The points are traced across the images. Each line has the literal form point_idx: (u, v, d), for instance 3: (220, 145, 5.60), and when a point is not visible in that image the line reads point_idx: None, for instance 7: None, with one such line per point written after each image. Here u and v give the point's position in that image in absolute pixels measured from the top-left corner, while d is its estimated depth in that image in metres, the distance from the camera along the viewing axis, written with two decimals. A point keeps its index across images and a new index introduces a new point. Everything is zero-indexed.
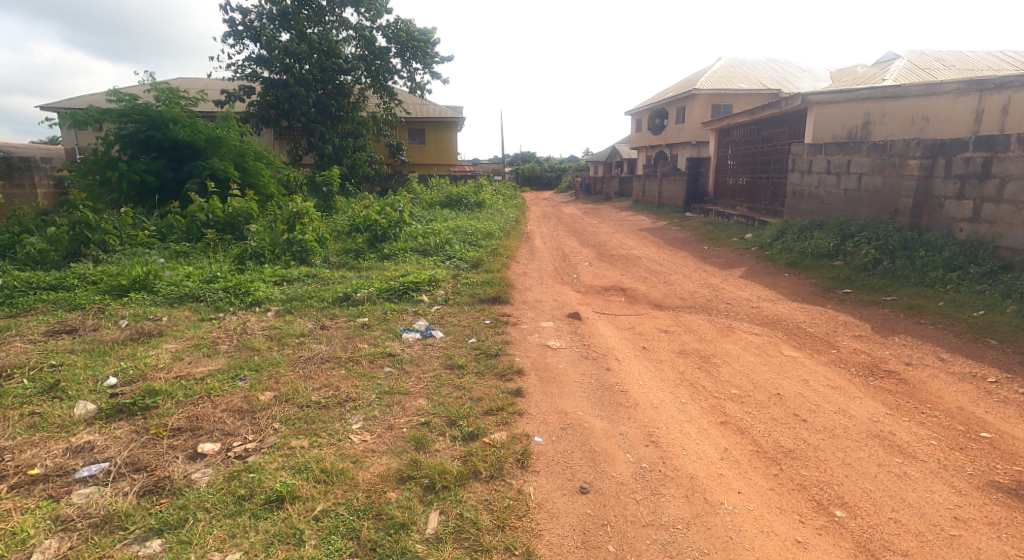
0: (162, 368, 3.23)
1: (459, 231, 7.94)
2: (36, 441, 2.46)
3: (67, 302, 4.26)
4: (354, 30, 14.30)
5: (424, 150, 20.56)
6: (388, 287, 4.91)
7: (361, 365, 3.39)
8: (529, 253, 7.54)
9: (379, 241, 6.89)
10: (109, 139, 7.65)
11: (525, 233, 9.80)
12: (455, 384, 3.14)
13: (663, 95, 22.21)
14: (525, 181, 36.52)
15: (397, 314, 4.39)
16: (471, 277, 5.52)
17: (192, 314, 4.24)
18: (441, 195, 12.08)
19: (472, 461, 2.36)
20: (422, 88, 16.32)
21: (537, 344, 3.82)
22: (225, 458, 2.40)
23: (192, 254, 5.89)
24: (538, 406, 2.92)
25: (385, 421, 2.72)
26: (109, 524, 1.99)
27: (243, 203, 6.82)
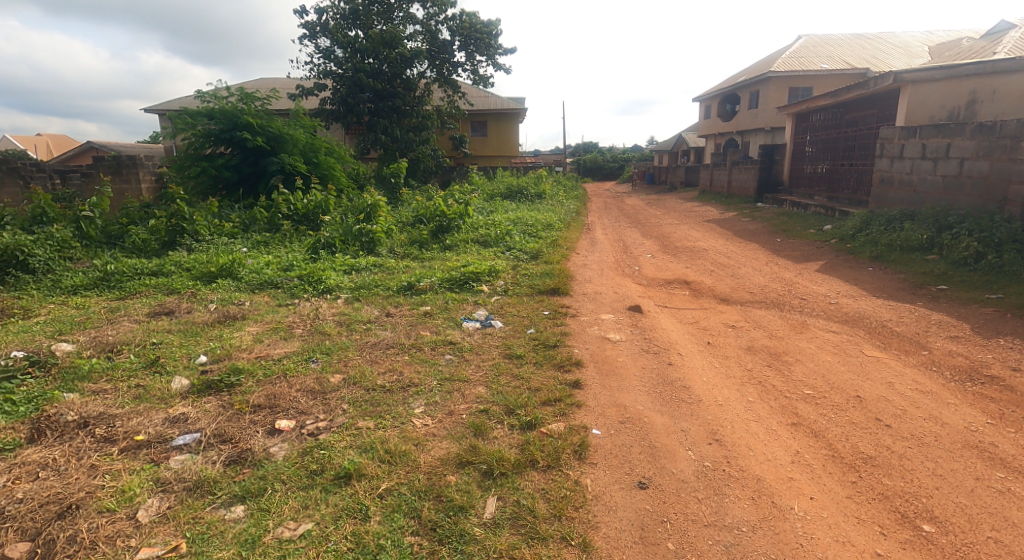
0: (245, 349, 3.51)
1: (520, 222, 8.01)
2: (140, 410, 2.74)
3: (164, 287, 4.67)
4: (420, 24, 14.66)
5: (486, 142, 20.79)
6: (450, 277, 5.05)
7: (423, 351, 3.53)
8: (589, 244, 7.52)
9: (443, 231, 7.08)
10: (200, 136, 8.26)
11: (586, 224, 9.76)
12: (513, 373, 3.22)
13: (734, 80, 21.33)
14: (587, 171, 36.15)
15: (458, 303, 4.51)
16: (530, 268, 5.57)
17: (271, 300, 4.54)
18: (502, 187, 12.20)
19: (530, 450, 2.43)
20: (485, 80, 16.51)
21: (597, 337, 3.83)
22: (299, 435, 2.58)
23: (271, 243, 6.29)
24: (596, 398, 2.95)
25: (447, 407, 2.83)
26: (200, 489, 2.20)
27: (317, 196, 7.29)
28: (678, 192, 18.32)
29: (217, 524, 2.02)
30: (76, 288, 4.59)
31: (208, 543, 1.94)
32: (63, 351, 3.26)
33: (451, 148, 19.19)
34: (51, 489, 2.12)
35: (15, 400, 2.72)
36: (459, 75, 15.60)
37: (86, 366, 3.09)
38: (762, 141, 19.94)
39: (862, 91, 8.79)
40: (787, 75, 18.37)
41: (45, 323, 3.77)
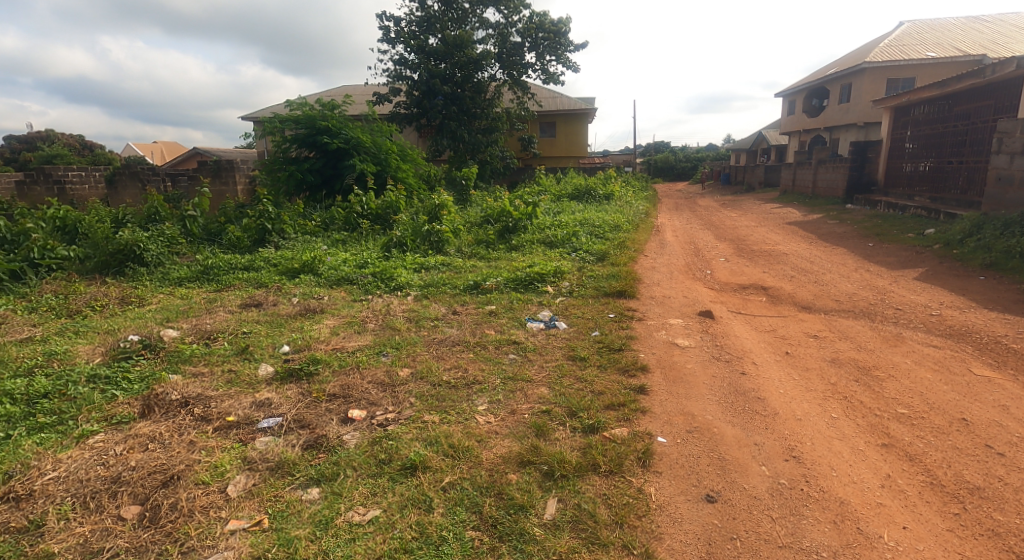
0: (322, 340, 3.73)
1: (587, 224, 7.97)
2: (231, 393, 2.99)
3: (253, 281, 5.04)
4: (492, 27, 14.91)
5: (555, 142, 20.79)
6: (515, 277, 5.12)
7: (487, 350, 3.62)
8: (659, 247, 7.37)
9: (510, 232, 7.16)
10: (287, 141, 8.83)
11: (656, 226, 9.56)
12: (577, 375, 3.24)
13: (822, 73, 20.14)
14: (657, 171, 35.32)
15: (523, 303, 4.58)
16: (596, 270, 5.56)
17: (347, 295, 4.80)
18: (570, 187, 12.17)
19: (592, 454, 2.44)
20: (555, 81, 16.55)
21: (665, 342, 3.77)
22: (370, 425, 2.72)
23: (348, 242, 6.62)
24: (662, 404, 2.92)
25: (510, 405, 2.90)
26: (281, 469, 2.37)
27: (390, 197, 7.58)
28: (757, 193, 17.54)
29: (295, 504, 2.17)
30: (181, 280, 5.05)
31: (287, 521, 2.09)
32: (169, 337, 3.60)
33: (520, 149, 19.34)
34: (157, 460, 2.36)
35: (128, 380, 3.04)
36: (529, 77, 15.74)
37: (188, 351, 3.40)
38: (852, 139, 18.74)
39: (976, 81, 8.07)
40: (884, 66, 17.15)
41: (154, 311, 4.18)
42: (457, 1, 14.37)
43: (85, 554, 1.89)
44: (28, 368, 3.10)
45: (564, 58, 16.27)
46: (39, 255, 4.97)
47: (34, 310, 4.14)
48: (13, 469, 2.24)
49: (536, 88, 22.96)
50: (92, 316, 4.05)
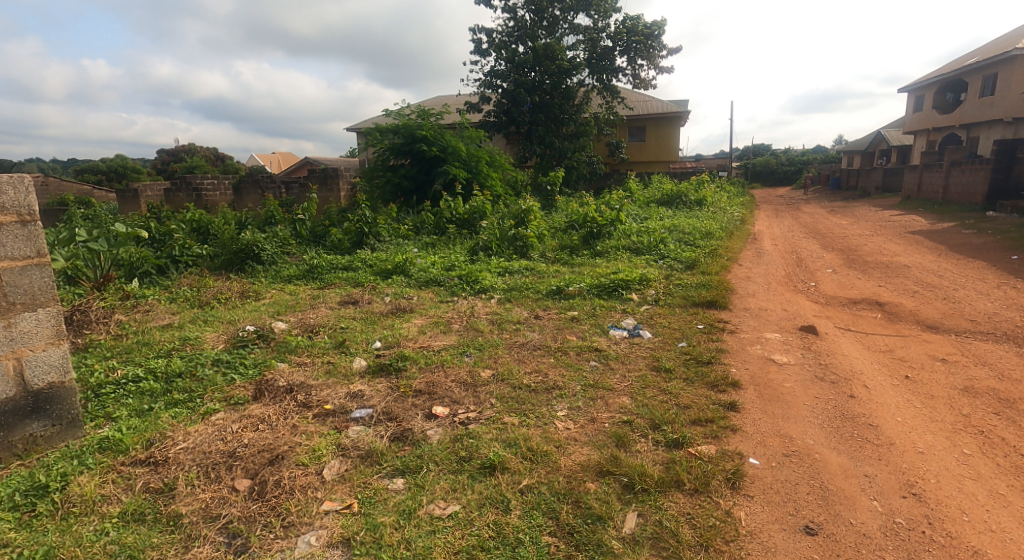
0: (410, 338, 3.93)
1: (677, 230, 7.76)
2: (330, 383, 3.23)
3: (351, 280, 5.39)
4: (583, 33, 14.94)
5: (645, 148, 20.38)
6: (599, 283, 5.10)
7: (568, 356, 3.64)
8: (755, 256, 7.02)
9: (594, 238, 7.12)
10: (385, 149, 9.36)
11: (753, 234, 9.11)
12: (661, 387, 3.18)
13: (959, 65, 18.27)
14: (756, 176, 33.53)
15: (606, 310, 4.55)
16: (684, 278, 5.41)
17: (435, 296, 5.01)
18: (659, 193, 11.89)
19: (675, 470, 2.40)
20: (646, 85, 16.27)
21: (759, 357, 3.61)
22: (452, 422, 2.84)
23: (438, 245, 6.90)
24: (753, 424, 2.80)
25: (589, 413, 2.91)
26: (370, 458, 2.54)
27: (478, 202, 7.79)
28: (873, 199, 16.14)
29: (382, 492, 2.32)
30: (290, 277, 5.51)
31: (374, 507, 2.23)
32: (280, 329, 3.95)
33: (608, 154, 19.14)
34: (265, 439, 2.60)
35: (245, 365, 3.38)
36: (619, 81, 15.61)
37: (295, 342, 3.72)
38: (998, 136, 16.68)
39: None
40: None
41: (267, 305, 4.60)
42: (548, 9, 14.56)
43: (206, 517, 2.13)
44: (166, 350, 3.54)
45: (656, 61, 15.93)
46: (178, 252, 5.63)
47: (172, 300, 4.70)
48: (153, 438, 2.57)
49: (626, 92, 22.64)
50: (216, 307, 4.53)
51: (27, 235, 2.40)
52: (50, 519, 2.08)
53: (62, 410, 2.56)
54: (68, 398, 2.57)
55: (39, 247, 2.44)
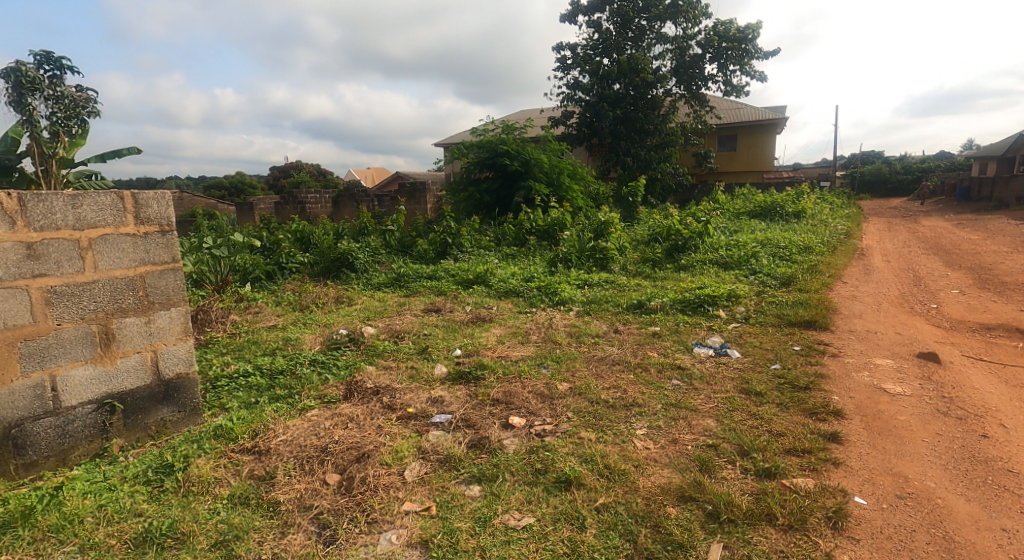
0: (489, 347, 4.01)
1: (770, 244, 7.38)
2: (412, 387, 3.36)
3: (435, 289, 5.59)
4: (671, 42, 14.69)
5: (736, 157, 19.59)
6: (683, 298, 4.96)
7: (648, 372, 3.56)
8: (864, 273, 6.52)
9: (678, 251, 6.92)
10: (471, 163, 9.68)
11: (860, 249, 8.46)
12: (750, 411, 3.03)
13: None
14: (865, 187, 31.11)
15: (690, 326, 4.42)
16: (778, 296, 5.13)
17: (513, 306, 5.08)
18: (751, 205, 11.38)
19: (766, 502, 2.27)
20: (738, 91, 15.69)
21: (867, 386, 3.34)
22: (529, 433, 2.86)
23: (517, 256, 7.00)
24: (859, 459, 2.59)
25: (670, 433, 2.83)
26: (448, 463, 2.61)
27: (558, 214, 7.83)
28: (1008, 211, 14.38)
29: (459, 497, 2.37)
30: (380, 285, 5.79)
31: (451, 511, 2.29)
32: (369, 333, 4.17)
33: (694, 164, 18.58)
34: (353, 437, 2.75)
35: (337, 366, 3.59)
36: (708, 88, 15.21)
37: (382, 346, 3.91)
38: None
39: None
40: None
41: (358, 310, 4.87)
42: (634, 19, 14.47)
43: (300, 507, 2.28)
44: (271, 349, 3.85)
45: (749, 67, 15.33)
46: (283, 260, 6.12)
47: (277, 303, 5.10)
48: (258, 428, 2.79)
49: (716, 101, 21.89)
50: (315, 311, 4.86)
51: (166, 242, 2.71)
52: (173, 495, 2.31)
53: (187, 398, 2.86)
54: (191, 388, 2.87)
55: (175, 253, 2.75)
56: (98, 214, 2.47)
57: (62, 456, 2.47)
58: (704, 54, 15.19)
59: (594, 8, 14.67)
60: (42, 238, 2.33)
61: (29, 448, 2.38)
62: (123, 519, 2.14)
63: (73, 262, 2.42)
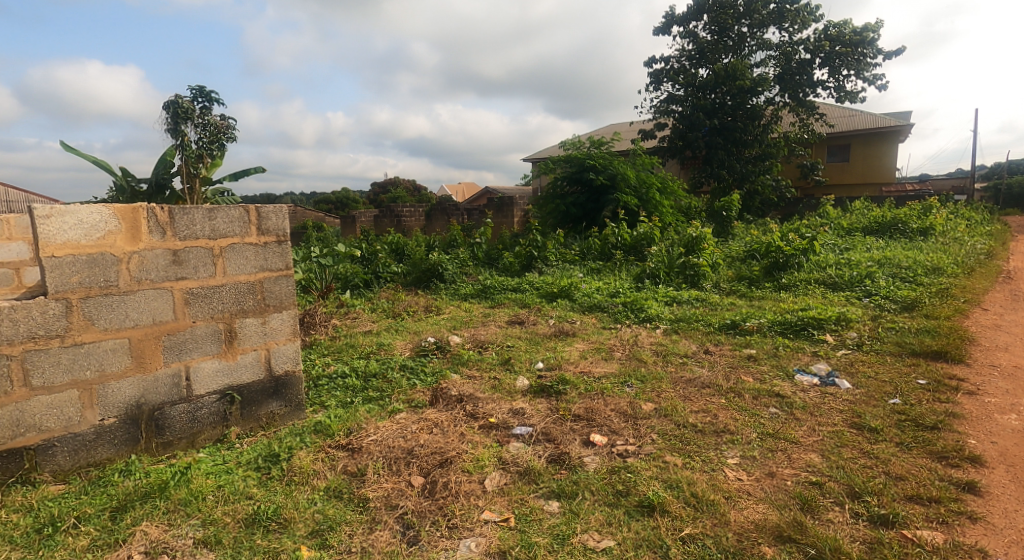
0: (572, 362, 3.99)
1: (890, 264, 6.75)
2: (495, 397, 3.42)
3: (519, 301, 5.66)
4: (774, 49, 14.05)
5: (848, 169, 18.23)
6: (783, 320, 4.68)
7: (743, 398, 3.37)
8: (1009, 299, 5.77)
9: (779, 269, 6.53)
10: (560, 178, 9.75)
11: (1004, 271, 7.51)
12: (862, 448, 2.77)
13: None
14: (1011, 201, 27.54)
15: (791, 351, 4.14)
16: (898, 321, 4.68)
17: (598, 321, 5.03)
18: (866, 221, 10.51)
19: (880, 552, 2.06)
20: (852, 97, 14.66)
21: (1014, 431, 2.94)
22: (610, 452, 2.81)
23: (603, 270, 6.93)
24: (1002, 515, 2.27)
25: (766, 466, 2.66)
26: (528, 476, 2.62)
27: (645, 229, 7.67)
28: None
29: (538, 511, 2.37)
30: (467, 296, 5.96)
31: (530, 525, 2.29)
32: (455, 342, 4.29)
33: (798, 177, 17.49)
34: (437, 442, 2.84)
35: (425, 373, 3.73)
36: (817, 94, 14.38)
37: (466, 355, 4.01)
38: None
39: None
40: None
41: (445, 319, 5.04)
42: (733, 27, 14.00)
43: (387, 505, 2.38)
44: (366, 352, 4.08)
45: (866, 70, 14.28)
46: (380, 270, 6.47)
47: (372, 310, 5.39)
48: (352, 427, 2.96)
49: (825, 109, 20.49)
50: (405, 318, 5.09)
51: (282, 251, 2.96)
52: (279, 482, 2.50)
53: (293, 394, 3.09)
54: (297, 385, 3.10)
55: (288, 261, 3.00)
56: (228, 225, 2.76)
57: (191, 438, 2.74)
58: (813, 59, 14.33)
59: (690, 18, 14.34)
60: (184, 246, 2.63)
61: (166, 429, 2.67)
62: (237, 499, 2.34)
63: (206, 267, 2.71)
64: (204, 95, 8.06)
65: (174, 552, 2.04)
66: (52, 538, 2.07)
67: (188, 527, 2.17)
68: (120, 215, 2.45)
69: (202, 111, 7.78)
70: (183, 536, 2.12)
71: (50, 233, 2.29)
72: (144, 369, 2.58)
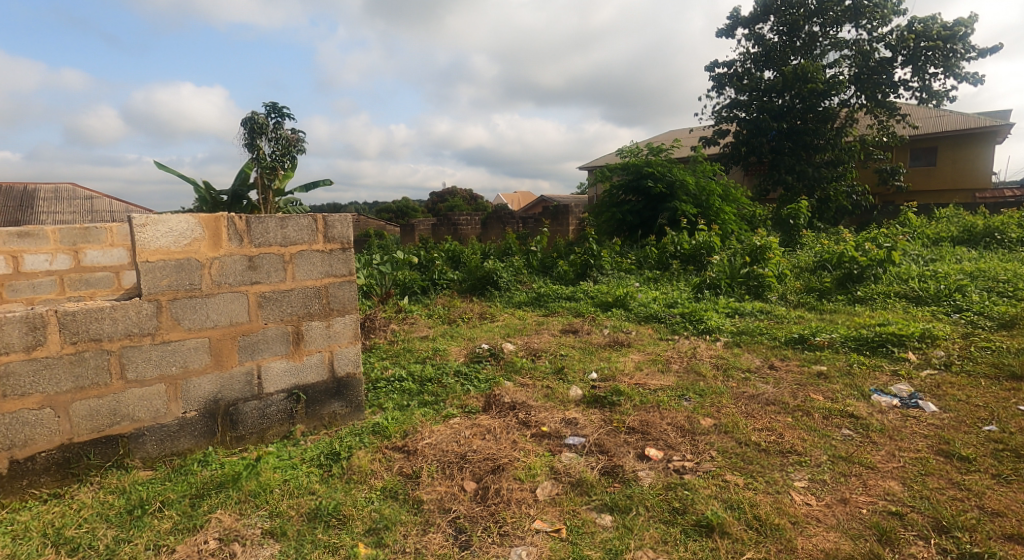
0: (627, 373, 3.92)
1: (981, 276, 6.24)
2: (548, 406, 3.41)
3: (573, 310, 5.63)
4: (850, 48, 13.41)
5: (935, 173, 17.04)
6: (858, 336, 4.43)
7: (811, 418, 3.22)
8: None
9: (853, 281, 6.19)
10: (616, 186, 9.65)
11: None
12: (951, 478, 2.57)
13: None
14: None
15: (866, 369, 3.91)
16: (991, 339, 4.32)
17: (654, 332, 4.93)
18: (954, 230, 9.77)
19: None
20: (940, 97, 13.76)
21: None
22: (666, 467, 2.75)
23: (660, 280, 6.79)
24: None
25: (837, 491, 2.52)
26: (580, 487, 2.60)
27: (705, 237, 7.46)
28: None
29: (590, 524, 2.34)
30: (521, 304, 5.99)
31: (583, 537, 2.27)
32: (508, 349, 4.33)
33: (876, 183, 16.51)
34: (490, 449, 2.86)
35: (479, 380, 3.77)
36: (898, 95, 13.62)
37: (520, 363, 4.03)
38: None
39: None
40: None
41: (500, 326, 5.08)
42: (803, 27, 13.47)
43: (440, 508, 2.42)
44: (422, 357, 4.18)
45: (957, 68, 13.37)
46: (436, 276, 6.62)
47: (429, 316, 5.51)
48: (408, 430, 3.04)
49: (908, 110, 19.26)
50: (461, 324, 5.18)
51: (346, 258, 3.08)
52: (339, 480, 2.60)
53: (354, 395, 3.20)
54: (357, 386, 3.21)
55: (352, 267, 3.12)
56: (298, 233, 2.90)
57: (261, 433, 2.89)
58: (895, 57, 13.55)
59: (756, 20, 13.89)
60: (259, 252, 2.79)
61: (240, 424, 2.83)
62: (301, 494, 2.45)
63: (278, 272, 2.86)
64: (277, 110, 8.53)
65: (244, 541, 2.16)
66: (140, 519, 2.25)
67: (258, 518, 2.30)
68: (205, 223, 2.64)
69: (275, 125, 8.22)
70: (252, 526, 2.24)
71: (144, 239, 2.49)
72: (221, 367, 2.75)
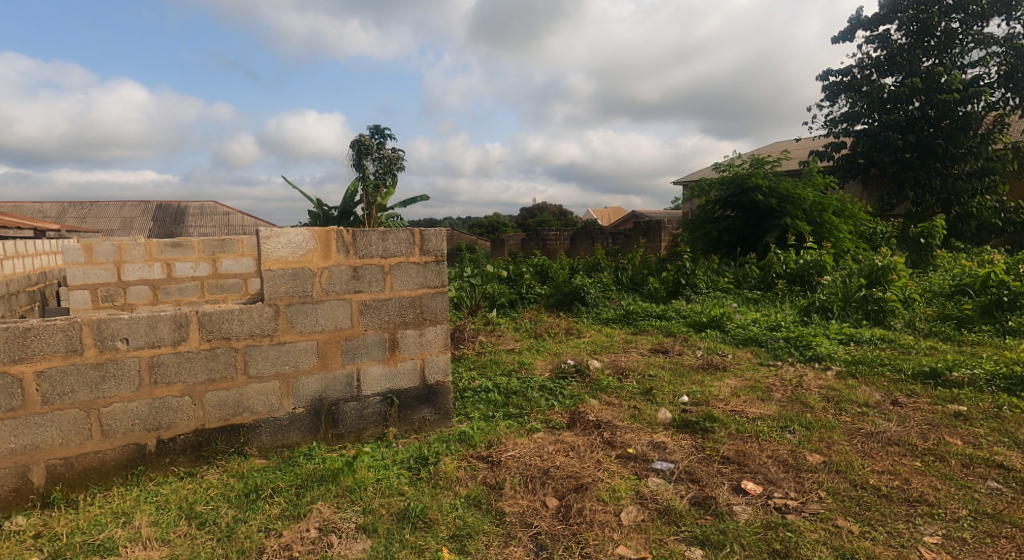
0: (722, 399, 3.71)
1: None
2: (634, 427, 3.32)
3: (664, 329, 5.44)
4: (996, 45, 11.91)
5: None
6: (1007, 373, 3.86)
7: (946, 465, 2.85)
8: None
9: (1001, 309, 5.41)
10: (714, 201, 9.23)
11: None
12: None
13: None
14: None
15: (1018, 413, 3.39)
16: None
17: (754, 357, 4.63)
18: None
19: None
20: None
21: None
22: (765, 505, 2.55)
23: (761, 301, 6.38)
24: None
25: (981, 554, 2.20)
26: (669, 516, 2.49)
27: (815, 257, 6.92)
28: None
29: (678, 556, 2.24)
30: (608, 320, 5.89)
31: None
32: (595, 366, 4.28)
33: None
34: (573, 467, 2.83)
35: (564, 395, 3.76)
36: None
37: (606, 381, 3.97)
38: None
39: None
40: None
41: (586, 343, 5.03)
42: (936, 27, 12.17)
43: (522, 522, 2.43)
44: (508, 370, 4.23)
45: None
46: (525, 291, 6.70)
47: (516, 329, 5.59)
48: (493, 440, 3.10)
49: None
50: (547, 339, 5.19)
51: (439, 270, 3.21)
52: (426, 484, 2.70)
53: (442, 402, 3.32)
54: (446, 394, 3.32)
55: (444, 279, 3.25)
56: (397, 246, 3.09)
57: (358, 433, 3.09)
58: None
59: (879, 22, 12.76)
60: (363, 264, 3.00)
61: (340, 423, 3.04)
62: (392, 494, 2.58)
63: (378, 282, 3.05)
64: (380, 132, 9.14)
65: (340, 533, 2.31)
66: (255, 502, 2.48)
67: (353, 512, 2.44)
68: (318, 236, 2.89)
69: (379, 146, 8.81)
70: (347, 520, 2.39)
71: (269, 250, 2.77)
72: (327, 368, 2.98)
